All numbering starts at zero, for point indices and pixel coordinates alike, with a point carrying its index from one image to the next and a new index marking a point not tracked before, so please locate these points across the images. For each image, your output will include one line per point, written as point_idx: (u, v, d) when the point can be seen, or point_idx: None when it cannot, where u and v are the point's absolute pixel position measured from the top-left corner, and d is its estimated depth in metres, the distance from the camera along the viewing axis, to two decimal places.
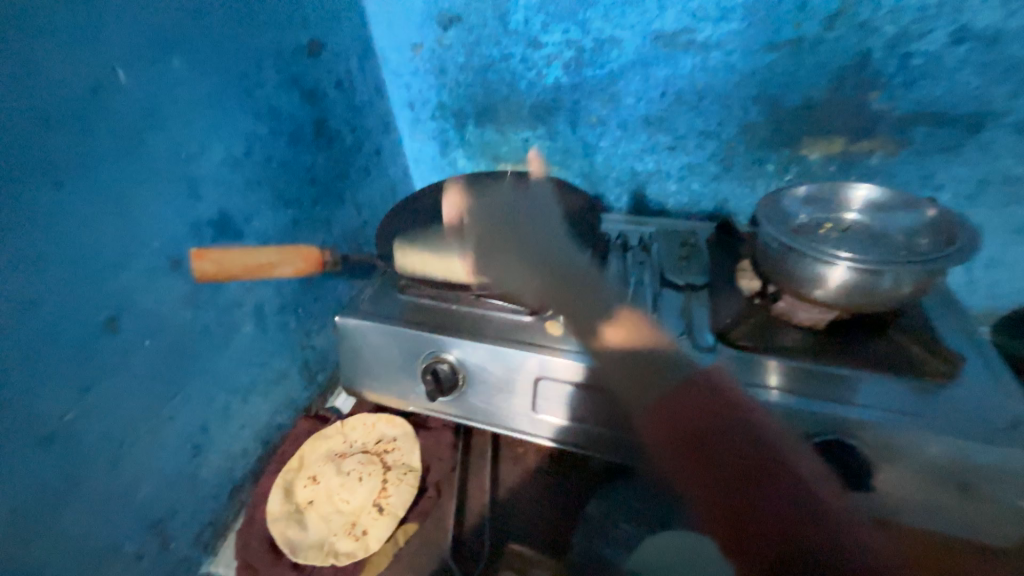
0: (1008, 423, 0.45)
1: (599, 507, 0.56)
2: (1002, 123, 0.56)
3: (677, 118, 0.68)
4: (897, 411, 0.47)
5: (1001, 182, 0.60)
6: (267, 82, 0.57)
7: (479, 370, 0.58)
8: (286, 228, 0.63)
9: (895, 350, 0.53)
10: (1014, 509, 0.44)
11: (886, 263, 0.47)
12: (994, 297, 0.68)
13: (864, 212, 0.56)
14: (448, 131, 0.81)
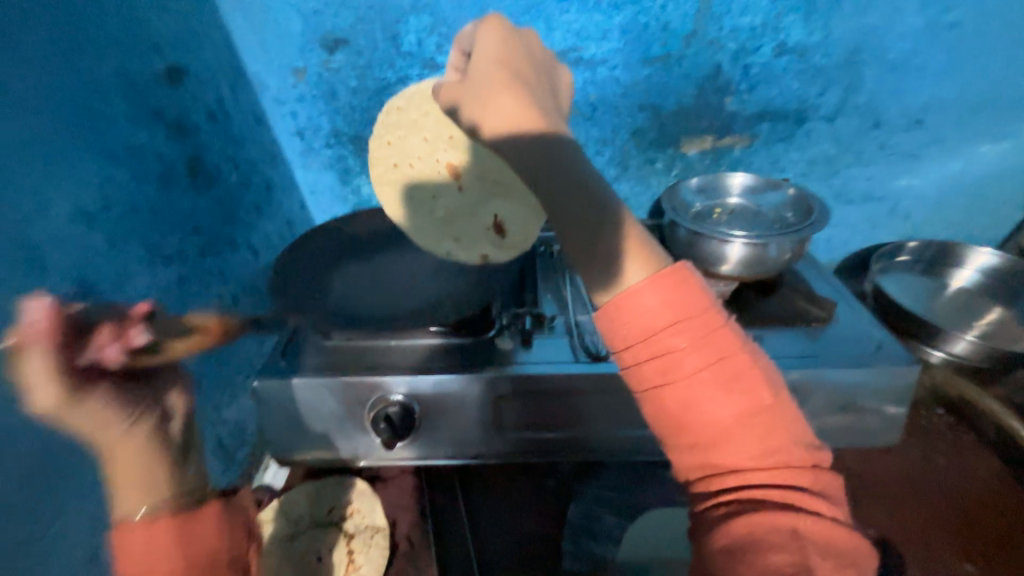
0: (874, 346, 0.57)
1: (579, 509, 0.56)
2: (817, 116, 0.72)
3: (576, 128, 0.73)
4: (799, 355, 0.56)
5: (822, 161, 0.76)
6: (120, 117, 0.47)
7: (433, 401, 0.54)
8: (170, 288, 0.52)
9: (784, 305, 0.64)
10: (887, 417, 0.57)
11: (771, 236, 0.56)
12: (830, 250, 0.87)
13: (743, 196, 0.67)
14: (347, 158, 0.76)
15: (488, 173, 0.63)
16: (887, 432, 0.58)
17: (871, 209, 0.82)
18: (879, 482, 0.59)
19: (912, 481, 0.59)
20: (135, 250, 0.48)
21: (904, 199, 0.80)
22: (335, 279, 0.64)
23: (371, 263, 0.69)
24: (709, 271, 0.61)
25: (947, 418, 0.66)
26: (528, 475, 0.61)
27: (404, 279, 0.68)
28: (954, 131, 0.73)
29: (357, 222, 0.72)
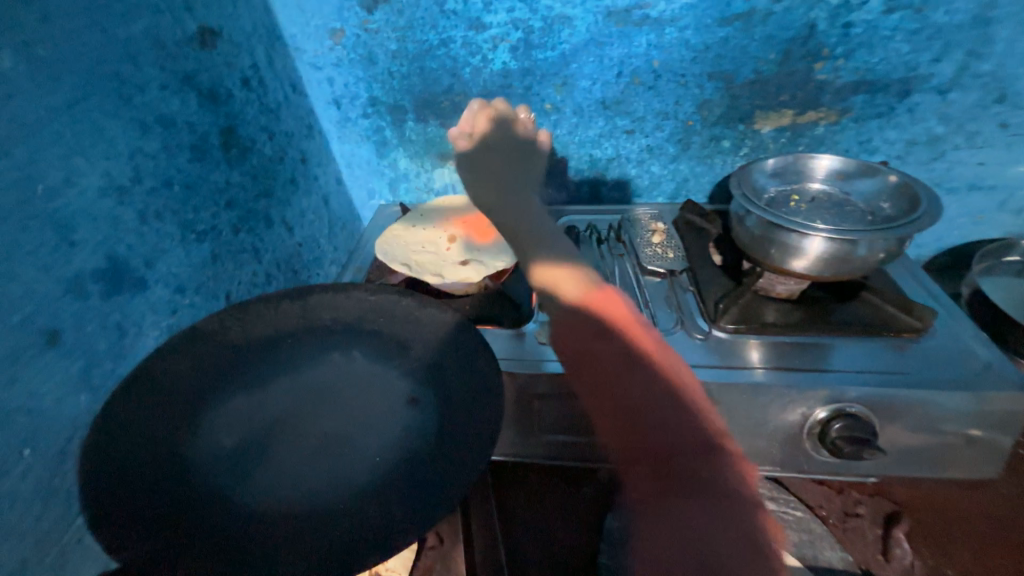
0: (982, 367, 0.48)
1: (618, 519, 0.53)
2: (926, 88, 0.61)
3: (634, 99, 0.65)
4: (885, 373, 0.49)
5: (925, 143, 0.65)
6: (151, 82, 0.44)
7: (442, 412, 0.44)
8: (203, 266, 0.51)
9: (869, 310, 0.55)
10: (988, 450, 0.48)
11: (863, 233, 0.47)
12: (917, 246, 0.76)
13: (826, 182, 0.58)
14: (384, 129, 0.72)
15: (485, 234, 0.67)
16: (985, 466, 0.49)
17: (976, 200, 0.70)
18: (966, 517, 0.51)
19: (1009, 521, 0.51)
20: (168, 226, 0.46)
21: (1021, 189, 0.68)
22: (211, 413, 0.44)
23: (262, 391, 0.48)
24: (781, 267, 0.53)
25: None
26: (564, 477, 0.57)
27: (313, 404, 0.48)
28: None
29: (249, 321, 0.51)
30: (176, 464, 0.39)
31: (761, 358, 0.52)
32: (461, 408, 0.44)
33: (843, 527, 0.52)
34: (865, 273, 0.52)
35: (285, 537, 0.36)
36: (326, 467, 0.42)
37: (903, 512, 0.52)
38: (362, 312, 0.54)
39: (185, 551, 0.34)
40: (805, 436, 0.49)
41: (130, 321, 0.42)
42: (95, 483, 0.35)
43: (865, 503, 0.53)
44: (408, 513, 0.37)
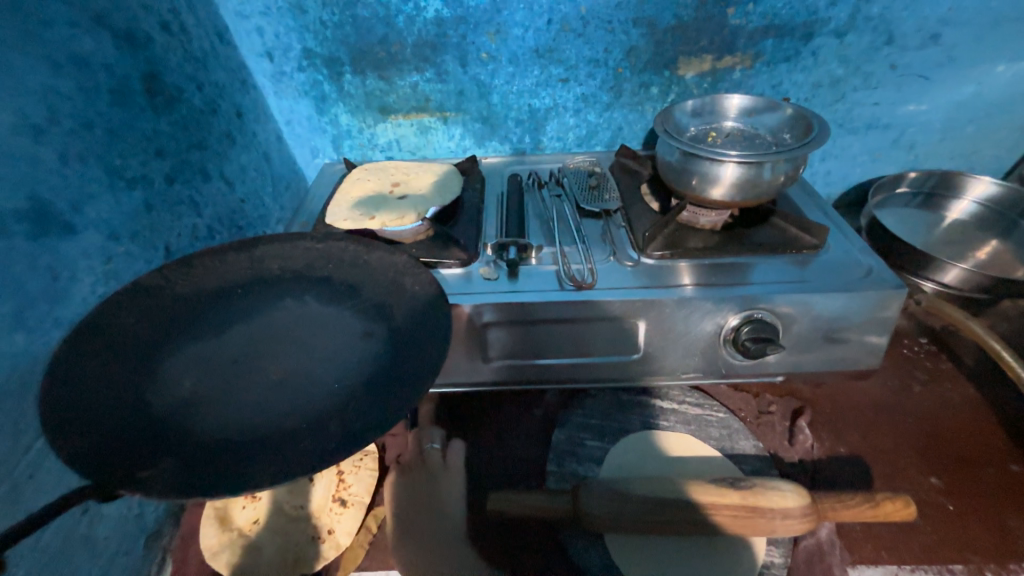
0: (867, 273, 0.56)
1: (564, 434, 0.58)
2: (825, 31, 0.66)
3: (566, 46, 0.68)
4: (788, 282, 0.55)
5: (828, 85, 0.72)
6: (58, 19, 0.43)
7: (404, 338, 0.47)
8: (137, 215, 0.50)
9: (778, 232, 0.62)
10: (868, 345, 0.56)
11: (766, 156, 0.53)
12: (828, 184, 0.84)
13: (739, 120, 0.64)
14: (322, 83, 0.71)
15: (433, 189, 0.70)
16: (871, 358, 0.57)
17: (874, 138, 0.78)
18: (854, 406, 0.60)
19: (890, 406, 0.60)
20: (93, 170, 0.45)
21: (910, 127, 0.76)
22: (167, 359, 0.43)
23: (216, 337, 0.46)
24: (701, 196, 0.58)
25: (929, 347, 0.67)
26: (516, 403, 0.62)
27: (270, 345, 0.47)
28: (971, 49, 0.68)
29: (196, 277, 0.50)
30: (135, 402, 0.38)
31: (686, 277, 0.57)
32: (412, 332, 0.46)
33: (758, 423, 0.59)
34: (771, 196, 0.58)
35: (251, 455, 0.36)
36: (288, 397, 0.42)
37: (806, 407, 0.60)
38: (311, 260, 0.55)
39: (152, 471, 0.33)
40: (721, 342, 0.55)
41: (62, 264, 0.42)
42: (48, 418, 0.34)
43: (776, 402, 0.61)
44: (368, 423, 0.38)
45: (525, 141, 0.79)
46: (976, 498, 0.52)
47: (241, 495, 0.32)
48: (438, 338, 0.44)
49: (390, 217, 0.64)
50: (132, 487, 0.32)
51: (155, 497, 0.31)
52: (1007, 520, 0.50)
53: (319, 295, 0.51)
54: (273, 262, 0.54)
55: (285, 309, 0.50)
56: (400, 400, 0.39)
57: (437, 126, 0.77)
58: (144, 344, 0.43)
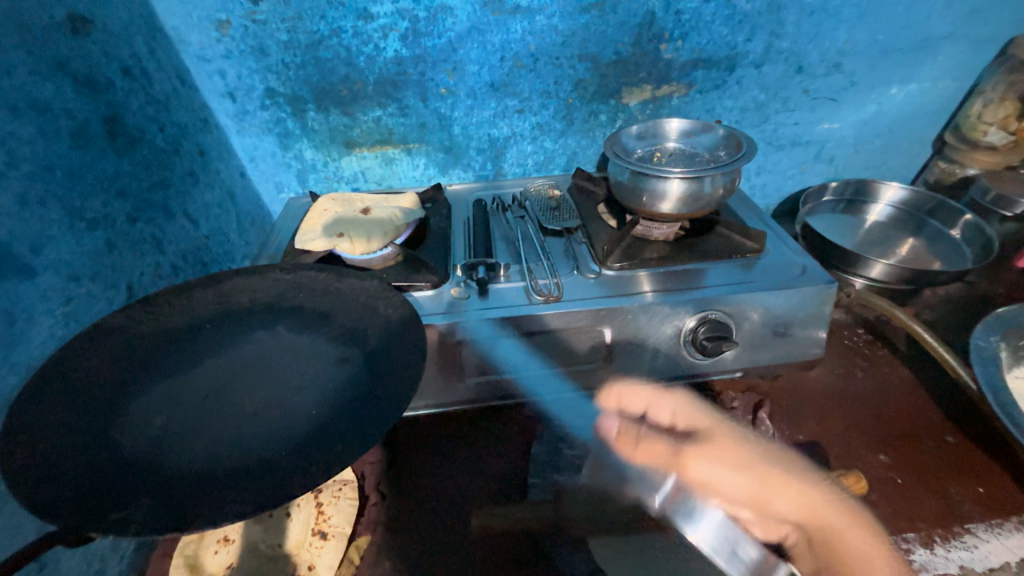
0: (803, 271, 0.62)
1: (543, 445, 0.59)
2: (746, 63, 0.75)
3: (519, 81, 0.73)
4: (735, 284, 0.60)
5: (754, 108, 0.80)
6: (17, 67, 0.43)
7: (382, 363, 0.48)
8: (98, 255, 0.49)
9: (723, 240, 0.68)
10: (811, 337, 0.62)
11: (705, 171, 0.59)
12: (765, 196, 0.93)
13: (680, 141, 0.70)
14: (285, 121, 0.73)
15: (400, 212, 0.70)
16: (816, 349, 0.62)
17: (799, 154, 0.87)
18: (808, 395, 0.65)
19: (839, 392, 0.65)
20: (52, 212, 0.45)
21: (828, 142, 0.86)
22: (134, 400, 0.42)
23: (185, 374, 0.46)
24: (652, 211, 0.63)
25: (866, 337, 0.73)
26: (494, 420, 0.63)
27: (243, 378, 0.46)
28: (868, 74, 0.78)
29: (162, 315, 0.49)
30: (102, 446, 0.37)
31: (645, 285, 0.61)
32: (387, 352, 0.47)
33: (724, 418, 0.62)
34: (713, 207, 0.63)
35: (230, 487, 0.35)
36: (265, 427, 0.41)
37: (765, 399, 0.64)
38: (281, 290, 0.55)
39: (125, 513, 0.33)
40: (682, 344, 0.59)
41: (18, 307, 0.41)
42: (10, 470, 0.32)
43: (739, 398, 0.64)
44: (348, 444, 0.39)
45: (487, 168, 0.83)
46: (920, 470, 0.57)
47: (223, 526, 0.32)
48: (414, 356, 0.45)
49: (359, 246, 0.65)
50: (107, 530, 0.31)
51: (132, 537, 0.30)
52: (948, 487, 0.55)
53: (292, 325, 0.52)
54: (243, 295, 0.54)
55: (257, 342, 0.50)
56: (378, 418, 0.40)
57: (401, 157, 0.80)
58: (108, 387, 0.42)
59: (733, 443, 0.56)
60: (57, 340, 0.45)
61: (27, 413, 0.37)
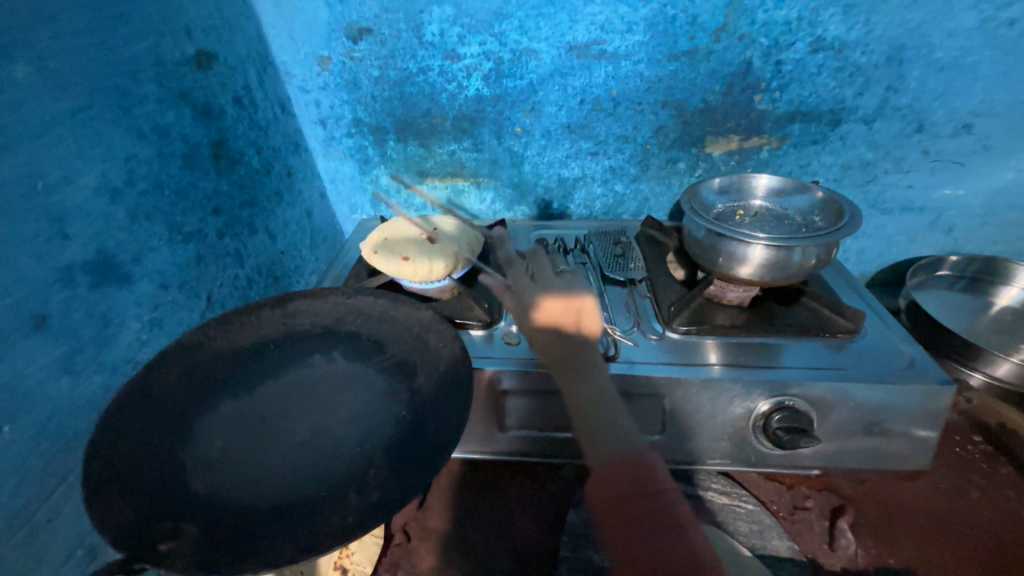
0: (909, 363, 0.53)
1: (579, 515, 0.55)
2: (853, 118, 0.68)
3: (596, 123, 0.72)
4: (823, 368, 0.53)
5: (858, 167, 0.72)
6: (148, 97, 0.49)
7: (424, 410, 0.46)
8: (187, 266, 0.54)
9: (810, 313, 0.60)
10: (918, 441, 0.52)
11: (797, 240, 0.52)
12: (862, 262, 0.83)
13: (767, 199, 0.64)
14: (367, 148, 0.77)
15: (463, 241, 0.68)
16: (918, 456, 0.53)
17: (910, 220, 0.77)
18: (901, 508, 0.55)
19: (944, 511, 0.54)
20: (156, 226, 0.49)
21: (948, 210, 0.75)
22: (202, 418, 0.44)
23: (248, 395, 0.47)
24: (729, 274, 0.58)
25: (985, 448, 0.60)
26: (530, 476, 0.60)
27: (298, 404, 0.47)
28: (1009, 138, 0.67)
29: (233, 331, 0.52)
30: (168, 467, 0.39)
31: (713, 356, 0.55)
32: (434, 394, 0.46)
33: (793, 519, 0.55)
34: (802, 277, 0.57)
35: (269, 526, 0.36)
36: (312, 461, 0.42)
37: (847, 505, 0.55)
38: (341, 315, 0.56)
39: (177, 543, 0.34)
40: (751, 429, 0.53)
41: (114, 311, 0.45)
42: (86, 484, 0.35)
43: (813, 497, 0.56)
44: (386, 495, 0.37)
45: (553, 207, 0.82)
46: None
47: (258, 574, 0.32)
48: (460, 400, 0.43)
49: (404, 270, 0.61)
50: (156, 562, 0.32)
51: (177, 573, 0.32)
52: None
53: (347, 352, 0.52)
54: (307, 316, 0.56)
55: (314, 365, 0.51)
56: (420, 469, 0.39)
57: (470, 190, 0.81)
58: (181, 403, 0.44)
59: (603, 425, 0.42)
60: (141, 342, 0.48)
61: (108, 425, 0.39)
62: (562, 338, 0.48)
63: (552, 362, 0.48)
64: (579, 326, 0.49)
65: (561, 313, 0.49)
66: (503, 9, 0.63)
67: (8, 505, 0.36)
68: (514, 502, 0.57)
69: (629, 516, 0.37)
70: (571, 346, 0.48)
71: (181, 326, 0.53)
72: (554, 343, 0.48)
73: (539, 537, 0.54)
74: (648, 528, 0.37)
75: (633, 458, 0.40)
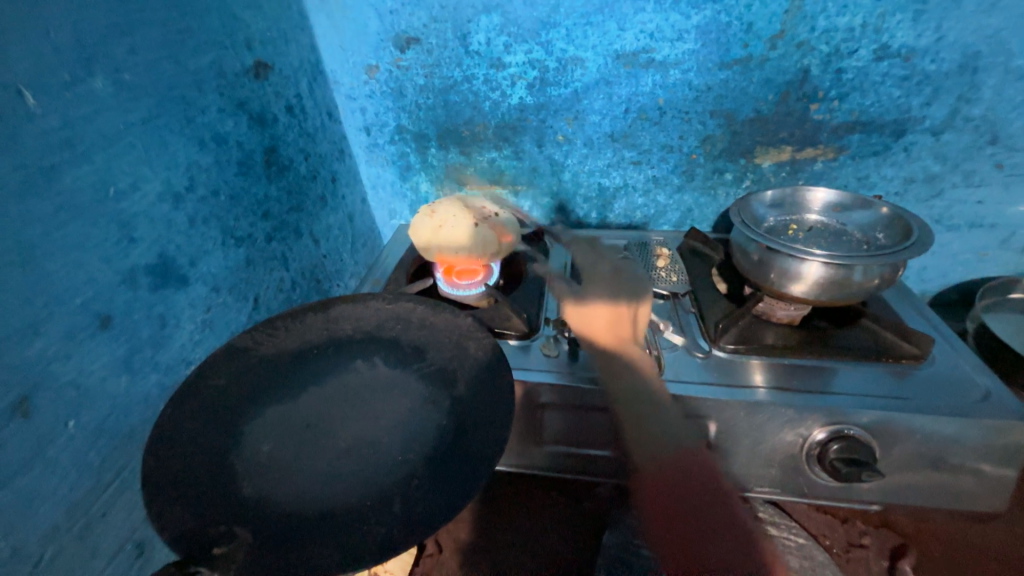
0: (984, 396, 0.49)
1: (616, 536, 0.53)
2: (919, 129, 0.64)
3: (641, 133, 0.70)
4: (885, 396, 0.49)
5: (922, 180, 0.68)
6: (210, 107, 0.51)
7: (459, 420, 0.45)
8: (238, 268, 0.55)
9: (873, 336, 0.57)
10: (991, 481, 0.48)
11: (859, 258, 0.49)
12: (922, 281, 0.78)
13: (823, 214, 0.61)
14: (409, 155, 0.78)
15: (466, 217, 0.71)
16: (988, 499, 0.49)
17: (978, 238, 0.72)
18: (973, 552, 0.50)
19: (1021, 559, 0.50)
20: (211, 230, 0.51)
21: (1022, 228, 0.69)
22: (249, 422, 0.45)
23: (291, 399, 0.48)
24: (780, 291, 0.55)
25: None
26: (565, 493, 0.59)
27: (341, 410, 0.47)
28: None
29: (279, 337, 0.53)
30: (219, 470, 0.40)
31: (763, 377, 0.53)
32: (474, 406, 0.45)
33: (847, 557, 0.51)
34: (862, 298, 0.53)
35: (318, 533, 0.36)
36: (355, 470, 0.42)
37: (909, 546, 0.51)
38: (381, 320, 0.57)
39: (229, 547, 0.34)
40: (804, 457, 0.50)
41: (171, 312, 0.47)
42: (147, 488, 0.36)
43: (870, 534, 0.53)
44: (429, 507, 0.37)
45: (593, 216, 0.80)
46: None
47: None
48: (501, 418, 0.43)
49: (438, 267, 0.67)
50: (213, 565, 0.33)
51: None
52: None
53: (388, 359, 0.52)
54: (350, 323, 0.56)
55: (354, 372, 0.51)
56: (462, 484, 0.39)
57: (508, 198, 0.81)
58: (230, 406, 0.45)
59: (653, 430, 0.49)
60: (193, 342, 0.50)
61: (167, 432, 0.41)
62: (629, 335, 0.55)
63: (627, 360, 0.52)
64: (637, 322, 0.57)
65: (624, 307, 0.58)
66: (550, 18, 0.63)
67: (68, 498, 0.38)
68: (549, 520, 0.56)
69: (684, 509, 0.48)
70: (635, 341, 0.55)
71: (230, 326, 0.55)
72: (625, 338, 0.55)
73: (575, 556, 0.53)
74: (701, 517, 0.47)
75: (697, 462, 0.48)
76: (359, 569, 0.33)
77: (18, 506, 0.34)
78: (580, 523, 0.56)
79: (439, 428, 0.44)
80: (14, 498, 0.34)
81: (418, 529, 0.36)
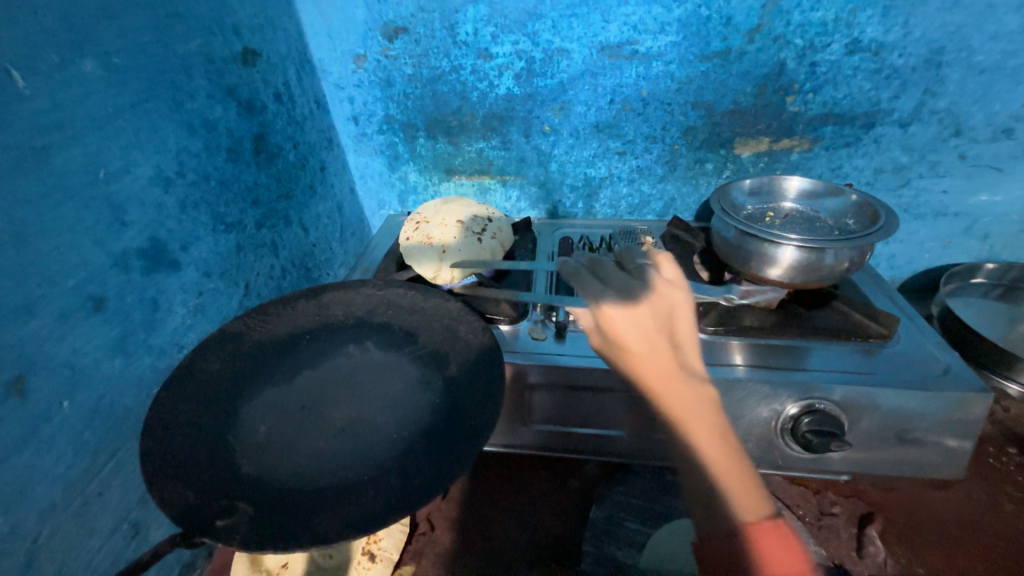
0: (945, 371, 0.52)
1: (602, 510, 0.55)
2: (889, 121, 0.67)
3: (625, 123, 0.72)
4: (853, 373, 0.52)
5: (891, 171, 0.71)
6: (199, 92, 0.51)
7: (452, 400, 0.46)
8: (228, 255, 0.56)
9: (843, 318, 0.60)
10: (950, 450, 0.51)
11: (830, 242, 0.52)
12: (892, 268, 0.81)
13: (798, 202, 0.64)
14: (397, 145, 0.79)
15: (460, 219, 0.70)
16: (948, 468, 0.52)
17: (944, 226, 0.75)
18: (933, 519, 0.54)
19: (976, 523, 0.53)
20: (202, 216, 0.51)
21: (984, 217, 0.73)
22: (246, 403, 0.45)
23: (286, 382, 0.49)
24: (758, 275, 0.58)
25: (1021, 460, 0.59)
26: (553, 472, 0.60)
27: (334, 393, 0.48)
28: None
29: (271, 322, 0.54)
30: (218, 449, 0.41)
31: (740, 357, 0.55)
32: (466, 385, 0.47)
33: (819, 525, 0.54)
34: (833, 281, 0.56)
35: (318, 506, 0.37)
36: (352, 447, 0.43)
37: (875, 513, 0.54)
38: (372, 306, 0.57)
39: (231, 519, 0.35)
40: (778, 431, 0.53)
41: (163, 296, 0.47)
42: (148, 466, 0.37)
43: (840, 503, 0.56)
44: (426, 479, 0.39)
45: (579, 206, 0.82)
46: None
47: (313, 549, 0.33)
48: (492, 395, 0.44)
49: (410, 241, 0.68)
50: (216, 536, 0.34)
51: (235, 549, 0.33)
52: None
53: (380, 343, 0.53)
54: (341, 308, 0.57)
55: (347, 356, 0.52)
56: (455, 458, 0.40)
57: (496, 187, 0.82)
58: (227, 389, 0.46)
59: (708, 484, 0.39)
60: (186, 327, 0.50)
61: (166, 413, 0.41)
62: (670, 358, 0.44)
63: (665, 395, 0.42)
64: (677, 334, 0.45)
65: (655, 316, 0.45)
66: (537, 9, 0.64)
67: (64, 476, 0.38)
68: (539, 496, 0.58)
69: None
70: (683, 369, 0.43)
71: (222, 312, 0.56)
72: (663, 361, 0.43)
73: (564, 530, 0.55)
74: None
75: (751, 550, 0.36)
76: (359, 536, 0.34)
77: (15, 483, 0.35)
78: (568, 499, 0.58)
79: (433, 407, 0.46)
80: (11, 475, 0.35)
81: (415, 499, 0.37)
